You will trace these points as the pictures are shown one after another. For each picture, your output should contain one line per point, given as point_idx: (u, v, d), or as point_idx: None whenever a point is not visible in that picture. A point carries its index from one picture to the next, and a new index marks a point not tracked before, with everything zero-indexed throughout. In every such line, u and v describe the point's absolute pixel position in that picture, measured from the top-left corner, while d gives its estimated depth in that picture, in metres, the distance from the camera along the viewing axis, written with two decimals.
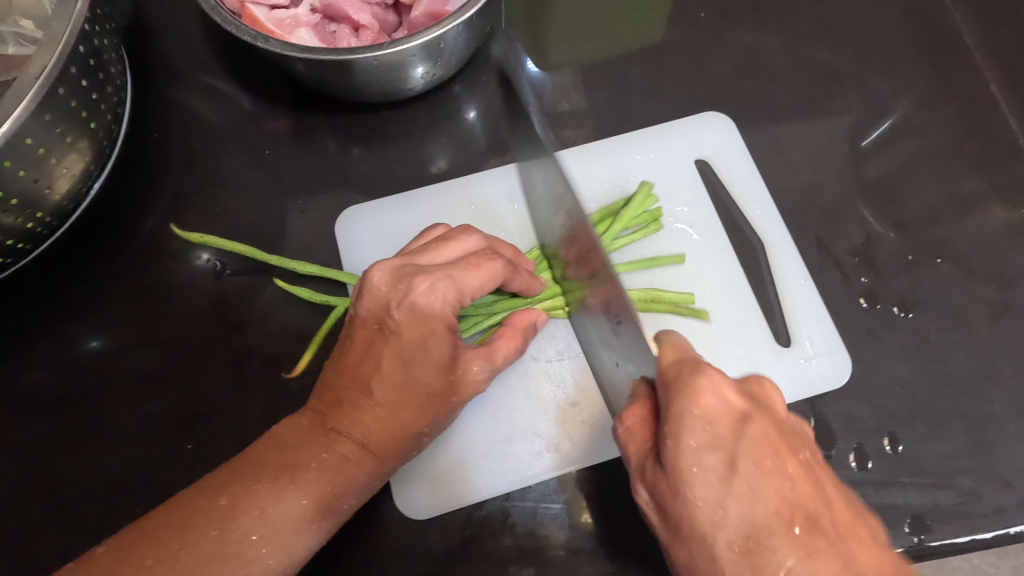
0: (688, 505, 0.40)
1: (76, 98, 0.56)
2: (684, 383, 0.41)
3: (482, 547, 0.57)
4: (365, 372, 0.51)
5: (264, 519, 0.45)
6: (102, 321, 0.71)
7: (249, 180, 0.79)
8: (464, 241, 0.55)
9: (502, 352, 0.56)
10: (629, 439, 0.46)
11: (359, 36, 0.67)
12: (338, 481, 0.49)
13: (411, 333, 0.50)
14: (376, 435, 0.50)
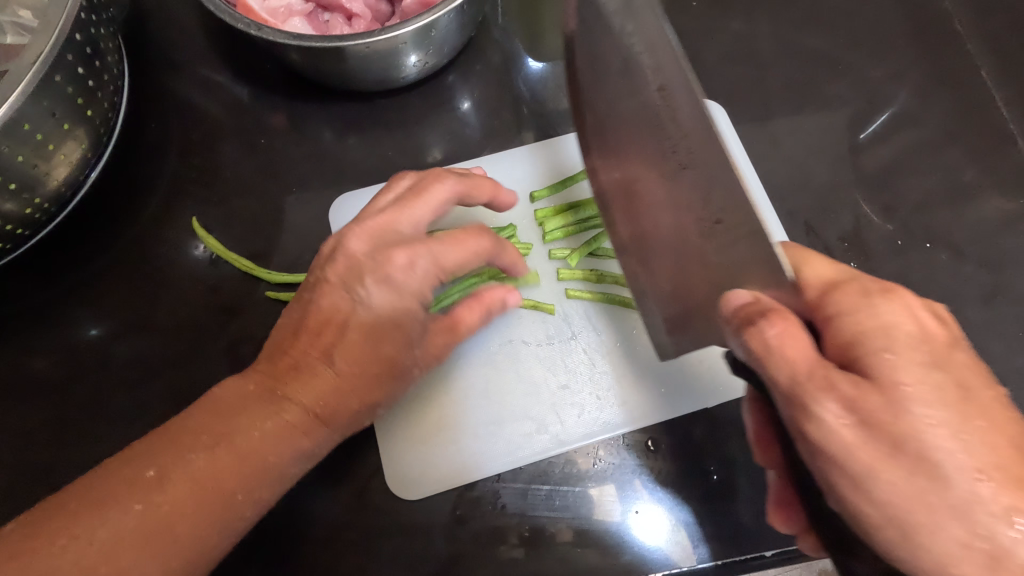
0: (918, 426, 0.39)
1: (72, 85, 0.57)
2: (889, 304, 0.44)
3: (472, 526, 0.58)
4: (325, 341, 0.52)
5: (192, 485, 0.46)
6: (102, 308, 0.72)
7: (246, 169, 0.80)
8: (438, 194, 0.57)
9: (466, 322, 0.58)
10: (778, 347, 0.43)
11: (352, 25, 0.67)
12: (281, 450, 0.49)
13: (385, 311, 0.53)
14: (327, 405, 0.51)
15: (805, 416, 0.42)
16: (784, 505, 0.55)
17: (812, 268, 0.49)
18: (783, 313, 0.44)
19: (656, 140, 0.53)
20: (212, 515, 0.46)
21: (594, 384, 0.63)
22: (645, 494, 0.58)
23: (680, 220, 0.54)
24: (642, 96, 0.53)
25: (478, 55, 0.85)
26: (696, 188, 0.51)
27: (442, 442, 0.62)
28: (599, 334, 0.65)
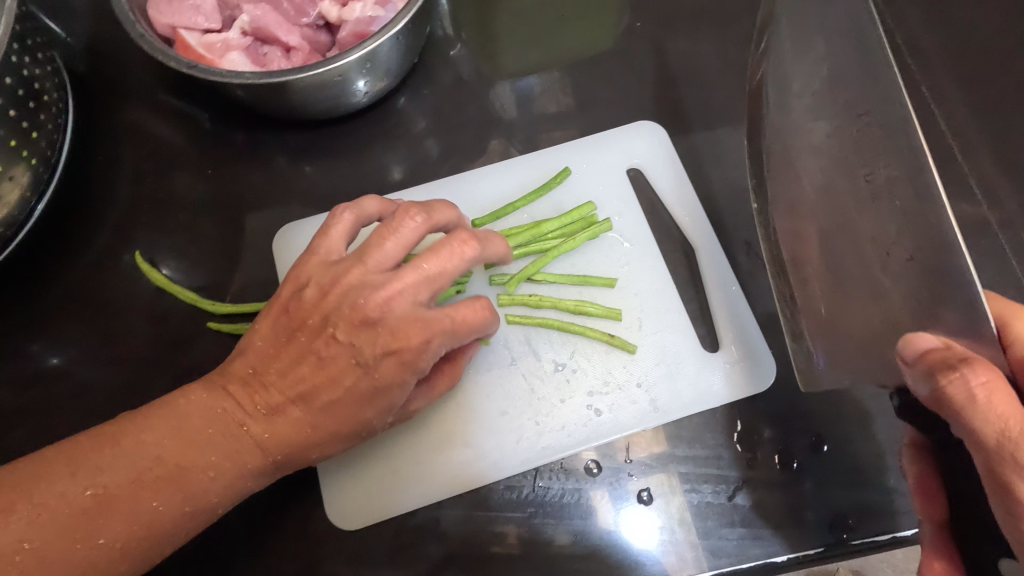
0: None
1: (4, 128, 0.58)
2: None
3: (413, 554, 0.59)
4: (286, 368, 0.51)
5: (114, 487, 0.46)
6: (59, 339, 0.73)
7: (199, 197, 0.81)
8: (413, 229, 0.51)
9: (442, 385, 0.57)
10: (928, 374, 0.46)
11: (290, 57, 0.68)
12: (218, 477, 0.49)
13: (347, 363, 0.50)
14: (275, 440, 0.51)
15: (1001, 469, 0.40)
16: (944, 558, 0.51)
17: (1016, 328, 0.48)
18: (975, 361, 0.43)
19: (847, 169, 0.59)
20: (134, 528, 0.46)
21: (535, 408, 0.63)
22: (638, 500, 0.59)
23: (858, 244, 0.58)
24: (841, 124, 0.60)
25: (430, 78, 0.85)
26: (883, 221, 0.56)
27: (382, 469, 0.62)
28: (539, 358, 0.64)
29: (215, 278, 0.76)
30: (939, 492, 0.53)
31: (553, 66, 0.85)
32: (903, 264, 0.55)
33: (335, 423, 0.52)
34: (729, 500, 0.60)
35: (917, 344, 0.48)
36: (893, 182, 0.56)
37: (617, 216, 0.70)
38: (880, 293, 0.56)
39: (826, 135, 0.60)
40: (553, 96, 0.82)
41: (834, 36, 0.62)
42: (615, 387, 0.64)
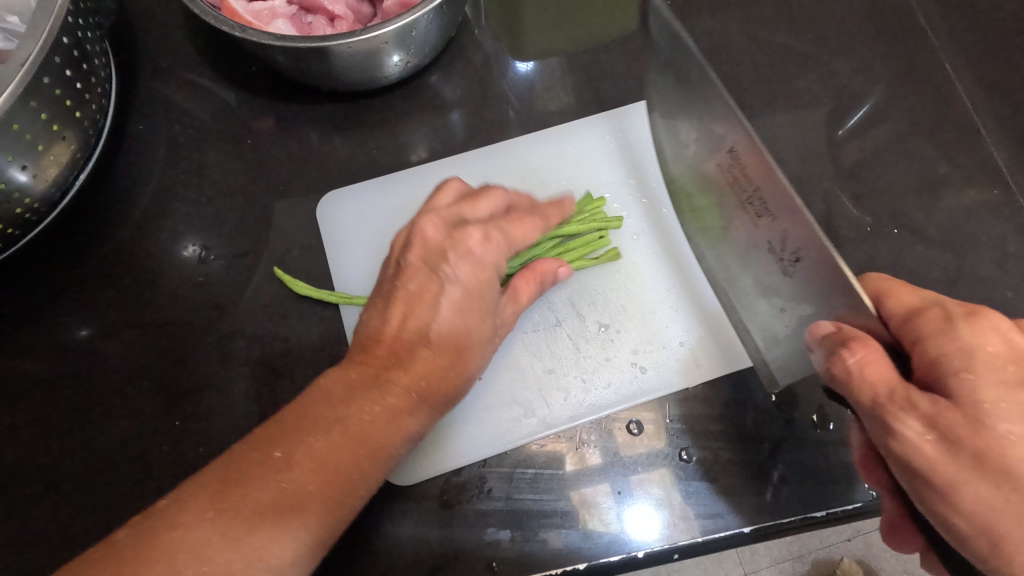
0: (979, 429, 0.43)
1: (60, 87, 0.58)
2: (971, 328, 0.46)
3: (460, 509, 0.61)
4: (407, 334, 0.55)
5: (348, 434, 0.49)
6: (91, 312, 0.73)
7: (232, 170, 0.80)
8: (493, 197, 0.62)
9: (524, 293, 0.62)
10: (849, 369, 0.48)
11: (335, 25, 0.70)
12: (392, 429, 0.51)
13: (471, 281, 0.57)
14: (428, 385, 0.54)
15: (886, 432, 0.46)
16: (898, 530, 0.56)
17: (896, 297, 0.52)
18: (857, 342, 0.49)
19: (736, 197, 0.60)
20: (355, 457, 0.48)
21: (579, 366, 0.66)
22: (643, 495, 0.60)
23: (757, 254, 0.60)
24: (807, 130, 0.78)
25: (459, 53, 0.85)
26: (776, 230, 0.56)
27: (429, 425, 0.65)
28: (584, 319, 0.67)
29: (251, 250, 0.76)
30: (875, 458, 0.57)
31: (552, 53, 0.84)
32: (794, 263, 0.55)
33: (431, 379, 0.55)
34: (768, 457, 0.61)
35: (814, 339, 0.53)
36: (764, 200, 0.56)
37: (654, 184, 0.74)
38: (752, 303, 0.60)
39: (717, 164, 0.61)
40: (558, 94, 0.82)
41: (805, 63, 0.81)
42: (658, 346, 0.66)
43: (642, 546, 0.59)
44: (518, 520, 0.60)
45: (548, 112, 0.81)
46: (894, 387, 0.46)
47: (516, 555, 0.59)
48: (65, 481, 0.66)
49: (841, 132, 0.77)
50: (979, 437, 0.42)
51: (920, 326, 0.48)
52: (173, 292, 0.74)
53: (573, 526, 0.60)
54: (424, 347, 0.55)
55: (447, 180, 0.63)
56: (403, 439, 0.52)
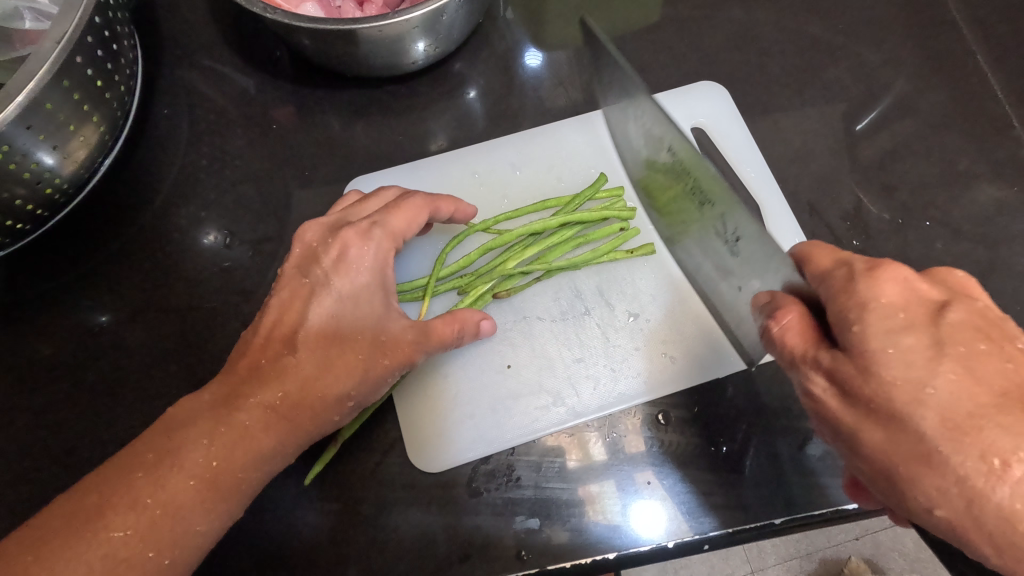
0: (881, 386, 0.41)
1: (91, 67, 0.58)
2: (871, 280, 0.43)
3: (488, 497, 0.60)
4: (286, 336, 0.54)
5: (181, 466, 0.48)
6: (113, 297, 0.73)
7: (255, 156, 0.80)
8: (383, 194, 0.62)
9: (439, 333, 0.57)
10: (784, 336, 0.47)
11: (363, 9, 0.70)
12: (244, 448, 0.50)
13: (341, 283, 0.55)
14: (288, 397, 0.52)
15: (805, 395, 0.46)
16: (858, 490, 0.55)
17: (816, 259, 0.48)
18: (785, 308, 0.48)
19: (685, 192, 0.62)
20: (182, 493, 0.47)
21: (608, 356, 0.65)
22: (663, 487, 0.60)
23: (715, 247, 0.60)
24: (835, 119, 0.77)
25: (483, 41, 0.84)
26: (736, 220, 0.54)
27: (457, 413, 0.64)
28: (613, 308, 0.67)
29: (274, 236, 0.75)
30: None
31: (568, 45, 0.83)
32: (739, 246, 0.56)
33: (306, 410, 0.52)
34: (801, 449, 0.61)
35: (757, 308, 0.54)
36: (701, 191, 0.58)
37: None
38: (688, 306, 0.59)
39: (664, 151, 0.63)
40: (562, 91, 0.81)
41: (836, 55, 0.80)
42: (687, 336, 0.66)
43: (665, 536, 0.58)
44: (546, 510, 0.59)
45: (554, 107, 0.81)
46: (806, 348, 0.45)
47: (545, 544, 0.58)
48: (90, 464, 0.66)
49: (859, 127, 0.76)
50: (876, 391, 0.41)
51: (827, 283, 0.46)
52: (196, 277, 0.73)
53: (587, 524, 0.59)
54: (288, 356, 0.53)
55: (379, 189, 0.63)
56: (261, 463, 0.51)
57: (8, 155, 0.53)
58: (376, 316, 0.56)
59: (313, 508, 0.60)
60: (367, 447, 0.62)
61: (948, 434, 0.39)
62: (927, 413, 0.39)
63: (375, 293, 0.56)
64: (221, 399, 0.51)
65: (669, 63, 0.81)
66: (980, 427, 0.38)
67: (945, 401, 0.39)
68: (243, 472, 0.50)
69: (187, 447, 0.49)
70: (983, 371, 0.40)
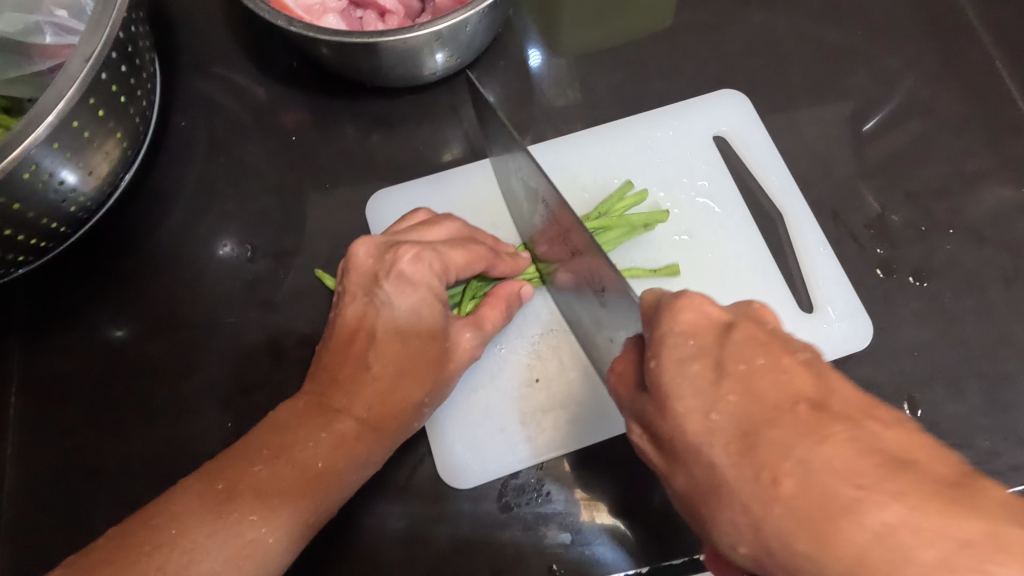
0: (676, 422, 0.35)
1: (115, 83, 0.57)
2: (671, 314, 0.37)
3: (520, 512, 0.60)
4: (360, 351, 0.54)
5: (291, 463, 0.49)
6: (136, 311, 0.72)
7: (274, 167, 0.79)
8: (447, 227, 0.61)
9: (488, 318, 0.60)
10: (620, 384, 0.44)
11: (386, 20, 0.69)
12: (339, 454, 0.51)
13: (405, 305, 0.54)
14: (376, 408, 0.53)
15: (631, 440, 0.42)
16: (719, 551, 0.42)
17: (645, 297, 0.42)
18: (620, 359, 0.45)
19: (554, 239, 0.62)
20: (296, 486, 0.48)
21: None
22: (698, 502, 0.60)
23: (578, 294, 0.60)
24: (855, 125, 0.77)
25: (501, 48, 0.83)
26: (585, 272, 0.57)
27: (487, 428, 0.64)
28: None
29: (295, 248, 0.75)
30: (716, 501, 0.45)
31: (586, 49, 0.83)
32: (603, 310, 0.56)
33: (393, 418, 0.54)
34: None
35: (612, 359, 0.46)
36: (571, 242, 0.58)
37: (706, 181, 0.72)
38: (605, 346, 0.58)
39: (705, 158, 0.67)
40: (563, 92, 0.81)
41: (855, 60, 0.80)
42: None
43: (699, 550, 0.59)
44: (579, 523, 0.59)
45: (574, 114, 0.80)
46: (631, 394, 0.42)
47: (580, 558, 0.58)
48: (119, 483, 0.65)
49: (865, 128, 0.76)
50: (664, 427, 0.36)
51: (647, 323, 0.40)
52: (219, 290, 0.73)
53: (607, 536, 0.59)
54: (366, 372, 0.53)
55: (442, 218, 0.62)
56: (357, 468, 0.52)
57: (36, 174, 0.53)
58: (444, 324, 0.56)
59: (343, 524, 0.60)
60: (397, 462, 0.62)
61: (736, 466, 0.32)
62: (715, 441, 0.33)
63: (436, 307, 0.55)
64: (315, 410, 0.52)
65: (689, 70, 0.81)
66: (754, 445, 0.32)
67: (720, 430, 0.33)
68: (343, 476, 0.51)
69: (296, 446, 0.50)
70: (766, 392, 0.33)
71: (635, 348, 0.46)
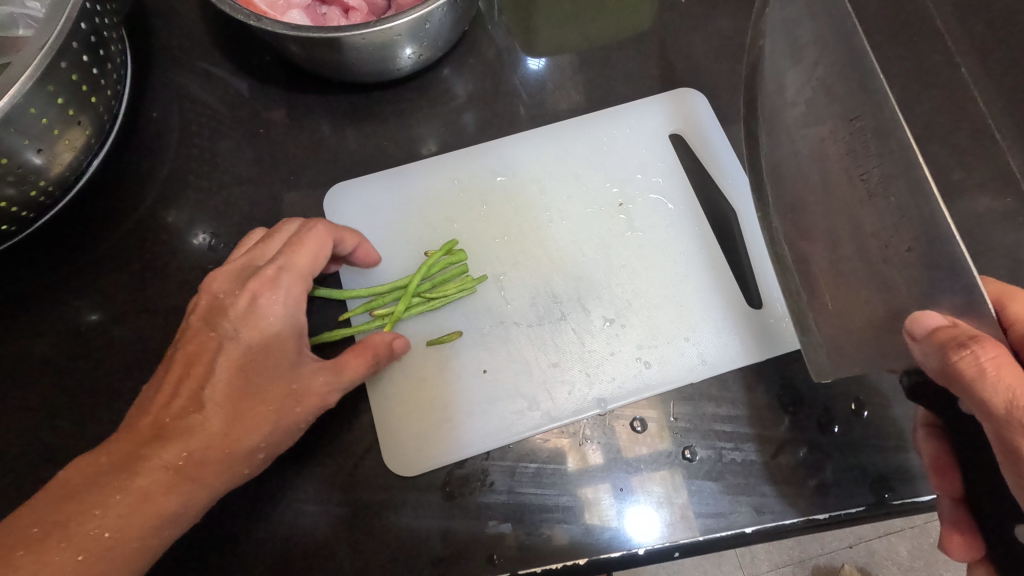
0: None
1: (77, 72, 0.59)
2: None
3: (464, 501, 0.62)
4: (191, 386, 0.54)
5: (112, 516, 0.48)
6: (100, 296, 0.74)
7: (244, 158, 0.81)
8: (287, 228, 0.63)
9: (351, 368, 0.59)
10: (981, 377, 0.42)
11: (349, 17, 0.73)
12: (144, 516, 0.49)
13: (251, 337, 0.57)
14: (131, 520, 0.48)
15: None
16: (962, 531, 0.53)
17: (936, 326, 0.46)
18: (984, 338, 0.43)
19: (846, 171, 0.57)
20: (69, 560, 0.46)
21: (584, 361, 0.66)
22: (643, 495, 0.61)
23: (861, 238, 0.56)
24: None
25: (472, 47, 0.85)
26: (886, 215, 0.54)
27: (431, 419, 0.65)
28: (588, 314, 0.68)
29: None
30: (951, 466, 0.57)
31: (564, 51, 0.84)
32: (904, 255, 0.53)
33: (216, 475, 0.53)
34: (773, 459, 0.62)
35: (920, 324, 0.48)
36: (886, 179, 0.54)
37: (661, 178, 0.75)
38: (886, 284, 0.55)
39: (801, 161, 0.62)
40: (567, 92, 0.82)
41: None
42: (661, 341, 0.67)
43: (653, 541, 0.60)
44: (521, 514, 0.61)
45: (550, 109, 0.81)
46: (1007, 396, 0.41)
47: (517, 548, 0.60)
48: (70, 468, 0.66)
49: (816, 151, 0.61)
50: None
51: (984, 344, 0.42)
52: (184, 276, 0.75)
53: (578, 521, 0.61)
54: (194, 413, 0.53)
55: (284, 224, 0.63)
56: (163, 528, 0.50)
57: None
58: (290, 364, 0.57)
59: (292, 509, 0.62)
60: (342, 451, 0.64)
61: None
62: None
63: (289, 339, 0.58)
64: (123, 458, 0.50)
65: (656, 72, 0.82)
66: None
67: None
68: (142, 537, 0.49)
69: (82, 515, 0.47)
70: None
71: (954, 335, 0.45)
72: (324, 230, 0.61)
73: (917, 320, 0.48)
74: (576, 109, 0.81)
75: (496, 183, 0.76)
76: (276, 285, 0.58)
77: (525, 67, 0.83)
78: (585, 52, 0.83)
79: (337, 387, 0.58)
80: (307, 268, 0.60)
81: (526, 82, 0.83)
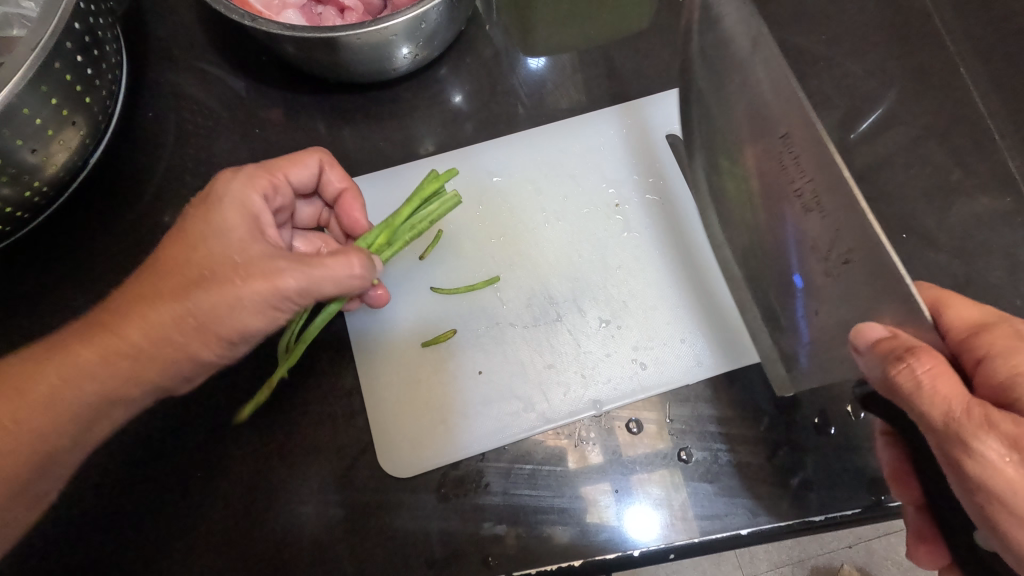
0: None
1: (71, 73, 0.58)
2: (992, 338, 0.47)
3: (459, 503, 0.62)
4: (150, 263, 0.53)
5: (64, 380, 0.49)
6: (96, 296, 0.74)
7: (240, 158, 0.81)
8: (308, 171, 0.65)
9: (330, 270, 0.54)
10: (924, 391, 0.42)
11: (345, 17, 0.72)
12: (88, 363, 0.50)
13: (230, 212, 0.55)
14: (89, 384, 0.50)
15: (964, 453, 0.40)
16: (928, 543, 0.56)
17: (876, 337, 0.47)
18: (921, 350, 0.43)
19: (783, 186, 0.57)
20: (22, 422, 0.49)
21: (580, 362, 0.66)
22: (640, 496, 0.61)
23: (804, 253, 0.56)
24: None
25: (469, 47, 0.84)
26: (823, 229, 0.53)
27: (425, 421, 0.65)
28: (585, 315, 0.68)
29: None
30: (908, 474, 0.57)
31: (566, 50, 0.84)
32: (841, 267, 0.52)
33: (183, 335, 0.50)
34: (769, 460, 0.62)
35: (863, 336, 0.48)
36: (818, 193, 0.53)
37: (658, 179, 0.74)
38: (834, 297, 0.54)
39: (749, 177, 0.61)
40: (569, 90, 0.82)
41: (815, 67, 0.82)
42: (658, 342, 0.67)
43: (651, 541, 0.60)
44: (516, 515, 0.61)
45: (547, 109, 0.81)
46: (944, 409, 0.41)
47: (512, 550, 0.60)
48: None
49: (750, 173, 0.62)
50: None
51: (924, 358, 0.43)
52: None
53: (575, 521, 0.60)
54: (157, 278, 0.51)
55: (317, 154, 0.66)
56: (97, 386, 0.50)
57: None
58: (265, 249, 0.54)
59: (287, 510, 0.62)
60: (337, 453, 0.64)
61: None
62: None
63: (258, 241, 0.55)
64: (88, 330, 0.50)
65: (654, 73, 0.81)
66: None
67: None
68: (68, 398, 0.50)
69: (39, 371, 0.50)
70: None
71: (892, 348, 0.45)
72: (313, 163, 0.64)
73: (862, 331, 0.48)
74: (573, 109, 0.81)
75: (492, 183, 0.76)
76: (273, 184, 0.61)
77: (523, 67, 0.83)
78: (583, 53, 0.83)
79: (302, 279, 0.52)
80: (283, 169, 0.62)
81: (523, 82, 0.82)
